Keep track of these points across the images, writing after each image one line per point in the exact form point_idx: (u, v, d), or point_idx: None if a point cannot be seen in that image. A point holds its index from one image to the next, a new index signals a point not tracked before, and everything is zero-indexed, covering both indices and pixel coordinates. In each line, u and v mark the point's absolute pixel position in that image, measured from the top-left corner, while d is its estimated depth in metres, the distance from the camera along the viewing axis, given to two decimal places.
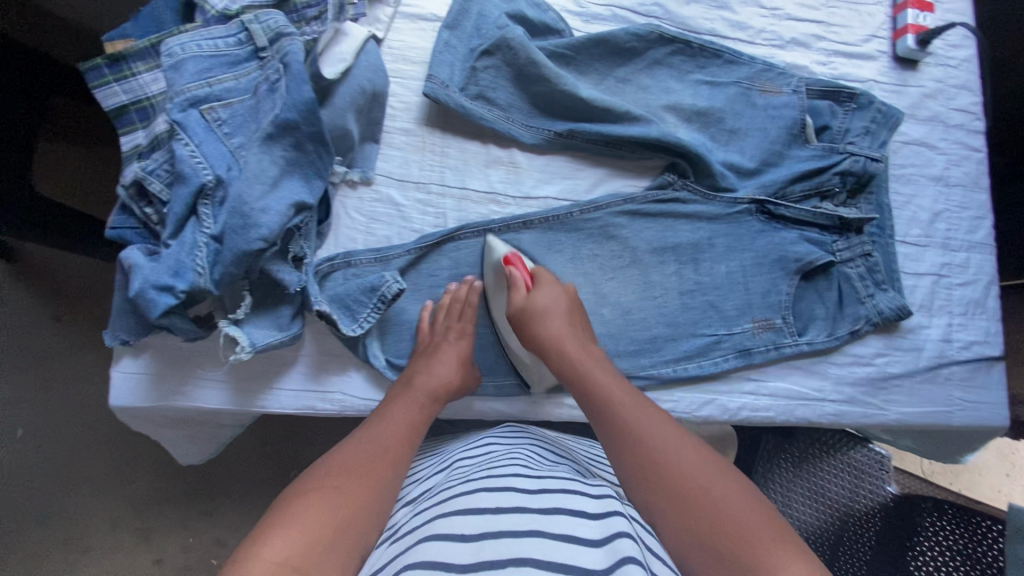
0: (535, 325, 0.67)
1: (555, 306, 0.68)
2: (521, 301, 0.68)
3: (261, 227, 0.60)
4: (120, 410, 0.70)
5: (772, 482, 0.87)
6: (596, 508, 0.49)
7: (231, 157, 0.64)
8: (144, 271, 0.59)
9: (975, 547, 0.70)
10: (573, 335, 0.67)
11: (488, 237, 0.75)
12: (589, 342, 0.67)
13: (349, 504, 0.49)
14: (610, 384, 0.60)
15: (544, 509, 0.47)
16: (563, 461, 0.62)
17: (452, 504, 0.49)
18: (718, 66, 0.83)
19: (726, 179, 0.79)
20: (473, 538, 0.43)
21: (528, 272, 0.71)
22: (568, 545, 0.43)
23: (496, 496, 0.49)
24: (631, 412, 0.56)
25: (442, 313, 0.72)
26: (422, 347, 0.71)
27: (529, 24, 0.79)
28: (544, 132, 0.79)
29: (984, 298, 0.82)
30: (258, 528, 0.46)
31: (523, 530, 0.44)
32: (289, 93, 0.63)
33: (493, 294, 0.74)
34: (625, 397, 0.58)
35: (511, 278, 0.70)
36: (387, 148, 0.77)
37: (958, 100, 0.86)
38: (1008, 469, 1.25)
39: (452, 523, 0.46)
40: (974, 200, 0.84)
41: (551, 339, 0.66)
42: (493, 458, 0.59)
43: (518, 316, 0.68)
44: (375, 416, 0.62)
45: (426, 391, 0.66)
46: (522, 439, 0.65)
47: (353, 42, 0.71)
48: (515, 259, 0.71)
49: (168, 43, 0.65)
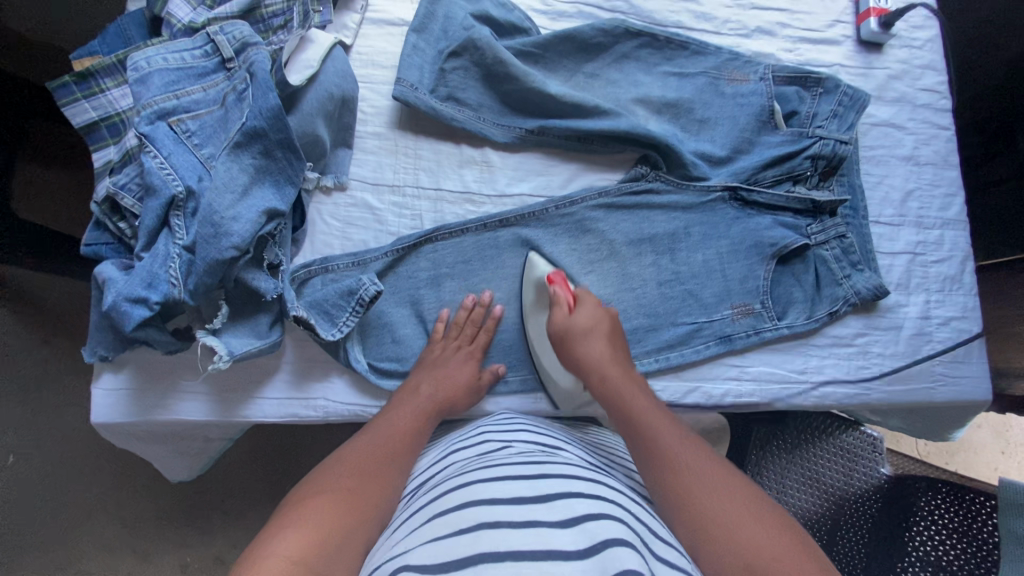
0: (577, 347, 0.67)
1: (598, 328, 0.68)
2: (562, 321, 0.69)
3: (233, 235, 0.60)
4: (103, 427, 0.69)
5: (767, 469, 0.85)
6: (592, 493, 0.48)
7: (201, 168, 0.64)
8: (118, 285, 0.60)
9: (969, 523, 0.70)
10: (615, 359, 0.66)
11: (532, 253, 0.77)
12: (631, 370, 0.66)
13: (357, 503, 0.50)
14: (649, 410, 0.60)
15: (542, 497, 0.46)
16: (562, 445, 0.62)
17: (446, 500, 0.48)
18: (685, 57, 0.84)
19: (698, 168, 0.80)
20: (467, 531, 0.42)
21: (571, 293, 0.72)
22: (562, 530, 0.42)
23: (490, 488, 0.48)
24: (673, 443, 0.56)
25: (454, 329, 0.73)
26: (428, 358, 0.71)
27: (495, 24, 0.80)
28: (515, 130, 0.79)
29: (960, 274, 0.83)
30: (267, 529, 0.46)
31: (519, 520, 0.43)
32: (255, 102, 0.63)
33: (531, 311, 0.75)
34: (664, 427, 0.58)
35: (553, 297, 0.71)
36: (360, 153, 0.77)
37: (923, 80, 0.88)
38: (1003, 446, 1.25)
39: (449, 520, 0.45)
40: (945, 177, 0.85)
41: (594, 363, 0.65)
42: (489, 450, 0.58)
43: (558, 336, 0.69)
44: (380, 422, 0.63)
45: (428, 403, 0.66)
46: (518, 426, 0.65)
47: (319, 49, 0.72)
48: (558, 278, 0.72)
49: (134, 58, 0.65)
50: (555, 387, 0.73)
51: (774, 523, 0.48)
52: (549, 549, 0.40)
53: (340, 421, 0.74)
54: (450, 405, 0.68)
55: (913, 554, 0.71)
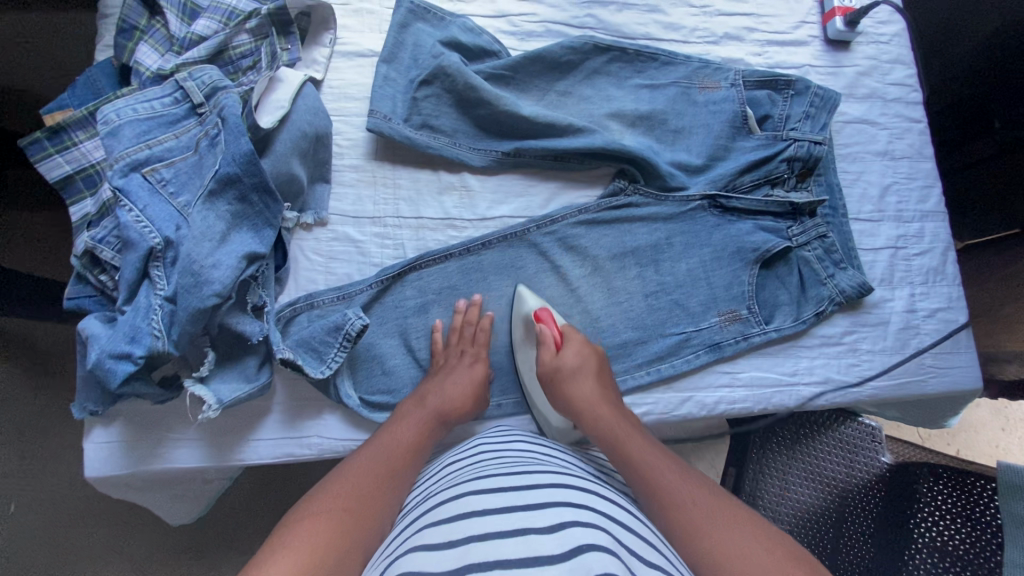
0: (568, 389, 0.67)
1: (585, 367, 0.68)
2: (551, 361, 0.69)
3: (213, 283, 0.60)
4: (97, 481, 0.69)
5: (768, 469, 0.82)
6: (583, 502, 0.48)
7: (178, 216, 0.64)
8: (101, 340, 0.60)
9: (972, 507, 0.71)
10: (605, 398, 0.66)
11: (520, 288, 0.76)
12: (622, 407, 0.67)
13: (354, 521, 0.50)
14: (644, 451, 0.60)
15: (533, 505, 0.46)
16: (556, 454, 0.62)
17: (440, 512, 0.49)
18: (656, 68, 0.84)
19: (675, 178, 0.80)
20: (460, 542, 0.42)
21: (558, 330, 0.72)
22: (549, 535, 0.42)
23: (483, 499, 0.48)
24: (674, 482, 0.56)
25: (455, 336, 0.74)
26: (436, 367, 0.71)
27: (464, 49, 0.80)
28: (492, 153, 0.80)
29: (942, 264, 0.83)
30: (260, 551, 0.46)
31: (509, 528, 0.43)
32: (227, 147, 0.64)
33: (520, 346, 0.76)
34: (662, 466, 0.58)
35: (540, 336, 0.71)
36: (338, 186, 0.77)
37: (893, 74, 0.88)
38: (1003, 423, 1.26)
39: (441, 531, 0.45)
40: (921, 169, 0.86)
41: (585, 405, 0.66)
42: (482, 462, 0.59)
43: (548, 377, 0.69)
44: (378, 437, 0.63)
45: (433, 411, 0.67)
46: (512, 438, 0.66)
47: (289, 87, 0.72)
48: (546, 316, 0.72)
49: (103, 111, 0.65)
50: (548, 424, 0.73)
51: (781, 552, 0.49)
52: (536, 555, 0.40)
53: (334, 458, 0.73)
54: (457, 415, 0.68)
55: (919, 542, 0.71)
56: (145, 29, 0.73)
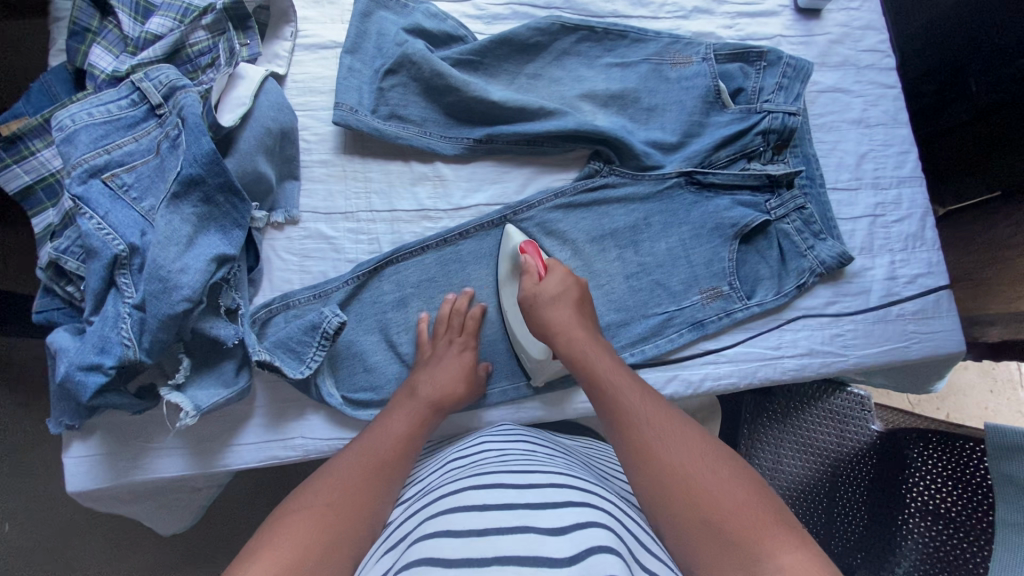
0: (543, 315, 0.67)
1: (566, 295, 0.68)
2: (531, 288, 0.69)
3: (182, 287, 0.59)
4: (81, 495, 0.68)
5: (759, 444, 0.83)
6: (584, 502, 0.48)
7: (143, 221, 0.62)
8: (70, 353, 0.58)
9: (961, 470, 0.70)
10: (579, 322, 0.67)
11: (507, 226, 0.76)
12: (597, 334, 0.67)
13: (341, 517, 0.50)
14: (611, 372, 0.61)
15: (534, 504, 0.46)
16: (561, 456, 0.62)
17: (440, 506, 0.48)
18: (626, 46, 0.83)
19: (651, 157, 0.79)
20: (460, 534, 0.42)
21: (542, 261, 0.72)
22: (551, 536, 0.41)
23: (484, 494, 0.48)
24: (635, 399, 0.57)
25: (442, 326, 0.72)
26: (424, 357, 0.70)
27: (429, 35, 0.78)
28: (463, 141, 0.78)
29: (921, 230, 0.83)
30: (246, 550, 0.46)
31: (509, 524, 0.43)
32: (187, 148, 0.62)
33: (506, 282, 0.75)
34: (625, 385, 0.59)
35: (524, 266, 0.71)
36: (308, 183, 0.76)
37: (865, 41, 0.88)
38: (990, 384, 1.27)
39: (442, 523, 0.45)
40: (896, 135, 0.85)
41: (559, 327, 0.66)
42: (483, 459, 0.58)
43: (526, 303, 0.69)
44: (376, 427, 0.62)
45: (429, 401, 0.66)
46: (518, 436, 0.65)
47: (250, 83, 0.70)
48: (530, 247, 0.72)
49: (57, 117, 0.63)
50: (527, 354, 0.72)
51: (726, 471, 0.50)
52: (535, 554, 0.39)
53: (321, 458, 0.73)
54: (450, 402, 0.67)
55: (912, 505, 0.72)
56: (97, 30, 0.70)
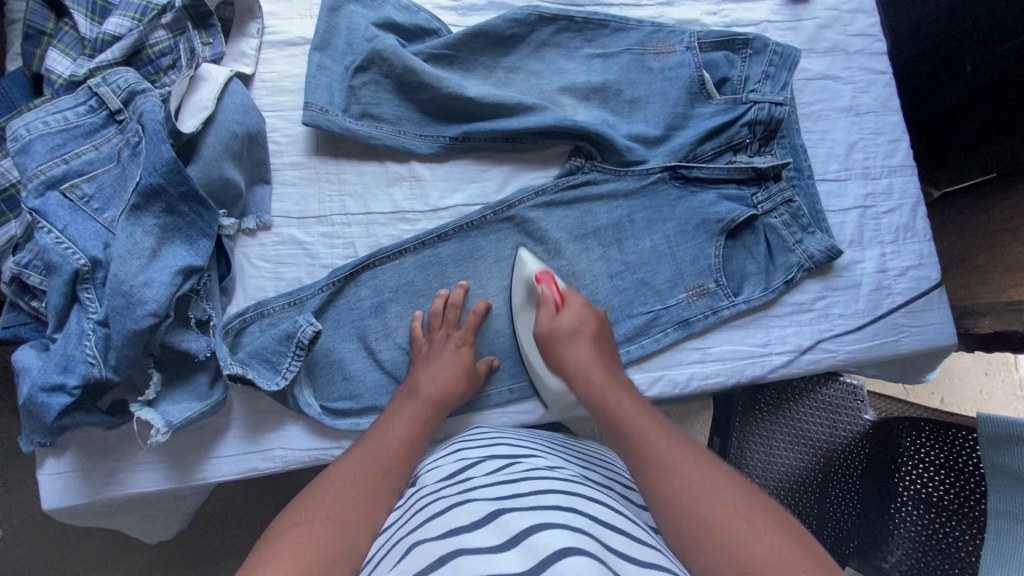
0: (562, 351, 0.65)
1: (582, 331, 0.66)
2: (547, 323, 0.67)
3: (146, 302, 0.57)
4: (58, 512, 0.66)
5: (752, 435, 0.80)
6: (572, 507, 0.46)
7: (106, 233, 0.60)
8: (33, 373, 0.57)
9: (956, 458, 0.68)
10: (599, 361, 0.65)
11: (521, 250, 0.75)
12: (618, 373, 0.65)
13: (340, 530, 0.47)
14: (634, 414, 0.57)
15: (519, 513, 0.44)
16: (541, 455, 0.60)
17: (424, 531, 0.45)
18: (607, 36, 0.80)
19: (634, 152, 0.77)
20: (447, 560, 0.39)
21: (560, 291, 0.69)
22: (539, 544, 0.39)
23: (468, 514, 0.45)
24: (661, 443, 0.53)
25: (436, 321, 0.71)
26: (421, 356, 0.68)
27: (402, 30, 0.76)
28: (439, 139, 0.76)
29: (913, 220, 0.81)
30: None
31: (498, 543, 0.40)
32: (147, 156, 0.60)
33: (520, 310, 0.73)
34: (652, 432, 0.55)
35: (541, 297, 0.69)
36: (279, 186, 0.73)
37: (855, 24, 0.85)
38: (985, 367, 1.26)
39: (428, 551, 0.41)
40: (887, 123, 0.83)
41: (578, 365, 0.64)
42: (463, 471, 0.55)
43: (544, 339, 0.67)
44: (375, 434, 0.60)
45: (428, 400, 0.64)
46: (495, 442, 0.63)
47: (213, 86, 0.68)
48: (545, 276, 0.70)
49: (12, 126, 0.61)
50: (544, 387, 0.71)
51: (765, 517, 0.46)
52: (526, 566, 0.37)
53: (302, 467, 0.71)
54: (450, 399, 0.66)
55: (904, 492, 0.71)
56: (53, 32, 0.67)
